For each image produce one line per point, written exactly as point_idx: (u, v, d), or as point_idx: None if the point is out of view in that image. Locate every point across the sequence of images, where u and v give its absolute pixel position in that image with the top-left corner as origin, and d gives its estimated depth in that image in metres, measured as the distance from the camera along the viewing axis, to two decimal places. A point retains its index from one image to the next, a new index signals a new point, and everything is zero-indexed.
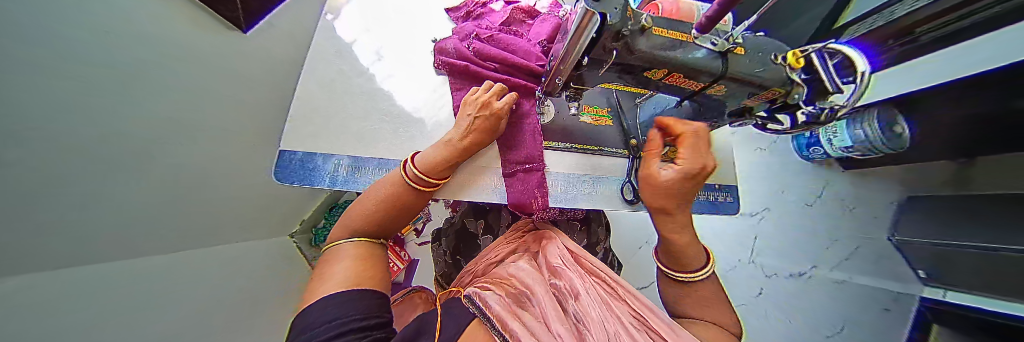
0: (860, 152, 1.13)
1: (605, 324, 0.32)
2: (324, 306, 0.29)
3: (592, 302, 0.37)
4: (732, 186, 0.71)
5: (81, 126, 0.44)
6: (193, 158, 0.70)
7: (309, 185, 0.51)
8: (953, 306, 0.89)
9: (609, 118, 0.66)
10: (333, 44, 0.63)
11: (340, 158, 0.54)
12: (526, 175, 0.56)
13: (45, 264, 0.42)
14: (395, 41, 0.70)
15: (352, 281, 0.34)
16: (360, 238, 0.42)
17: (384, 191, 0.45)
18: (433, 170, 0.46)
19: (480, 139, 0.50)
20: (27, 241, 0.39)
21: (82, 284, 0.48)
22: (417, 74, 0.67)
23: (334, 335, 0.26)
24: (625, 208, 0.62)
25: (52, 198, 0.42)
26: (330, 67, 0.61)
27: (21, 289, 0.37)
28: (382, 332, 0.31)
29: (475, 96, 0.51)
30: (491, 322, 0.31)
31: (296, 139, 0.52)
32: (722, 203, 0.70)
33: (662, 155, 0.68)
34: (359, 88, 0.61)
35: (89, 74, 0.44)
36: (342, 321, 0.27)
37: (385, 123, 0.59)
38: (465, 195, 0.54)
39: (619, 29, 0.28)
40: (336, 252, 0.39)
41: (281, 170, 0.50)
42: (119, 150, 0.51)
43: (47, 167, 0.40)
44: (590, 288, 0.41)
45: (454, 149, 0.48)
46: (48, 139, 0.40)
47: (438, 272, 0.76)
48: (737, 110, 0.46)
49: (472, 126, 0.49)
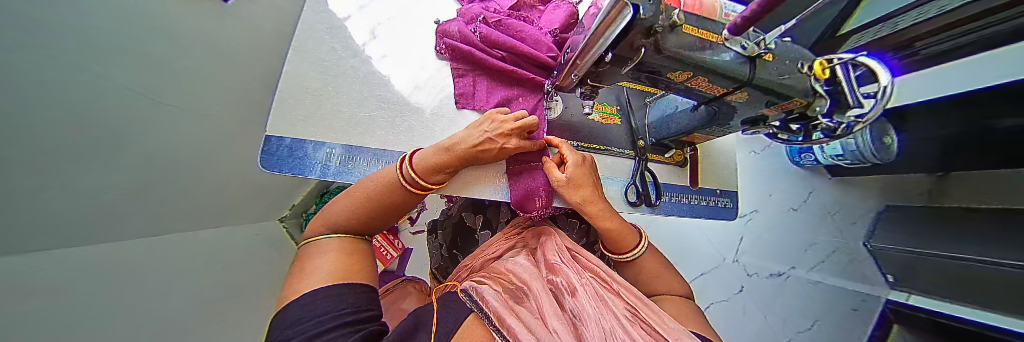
0: (855, 161, 1.15)
1: (604, 323, 0.31)
2: (313, 300, 0.28)
3: (589, 298, 0.36)
4: (732, 192, 0.72)
5: (71, 107, 0.40)
6: (179, 140, 0.64)
7: (297, 175, 0.48)
8: (909, 307, 1.04)
9: (618, 116, 0.64)
10: (326, 19, 0.58)
11: (332, 147, 0.51)
12: (529, 174, 0.56)
13: (40, 252, 0.40)
14: (393, 21, 0.65)
15: (338, 275, 0.32)
16: (342, 233, 0.40)
17: (377, 189, 0.43)
18: (429, 175, 0.44)
19: (488, 156, 0.48)
20: (25, 231, 0.37)
21: (80, 266, 0.46)
22: (417, 58, 0.63)
23: (323, 330, 0.24)
24: (629, 209, 0.61)
25: (39, 179, 0.39)
26: (321, 46, 0.56)
27: (26, 272, 0.36)
28: (374, 326, 0.30)
29: (499, 117, 0.48)
30: (489, 318, 0.30)
31: (283, 123, 0.49)
32: (721, 208, 0.71)
33: (667, 158, 0.67)
34: (353, 71, 0.56)
35: (83, 44, 0.40)
36: (332, 316, 0.26)
37: (381, 111, 0.56)
38: (470, 192, 0.54)
39: (652, 25, 0.26)
40: (317, 246, 0.37)
41: (267, 157, 0.46)
42: (96, 134, 0.46)
43: (40, 151, 0.37)
44: (588, 284, 0.40)
45: (456, 156, 0.45)
46: (37, 116, 0.36)
47: (435, 264, 0.75)
48: (753, 118, 0.46)
49: (483, 144, 0.46)
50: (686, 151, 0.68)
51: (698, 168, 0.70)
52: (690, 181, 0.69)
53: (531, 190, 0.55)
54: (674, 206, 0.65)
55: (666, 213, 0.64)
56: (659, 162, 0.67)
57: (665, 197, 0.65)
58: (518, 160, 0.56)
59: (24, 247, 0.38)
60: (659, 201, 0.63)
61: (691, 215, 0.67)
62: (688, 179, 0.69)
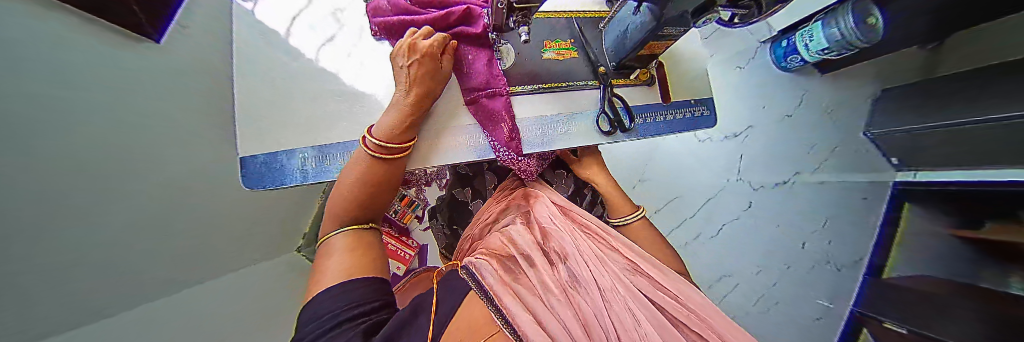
0: (845, 52, 1.16)
1: (598, 281, 0.35)
2: (319, 303, 0.31)
3: (583, 260, 0.39)
4: (708, 99, 0.70)
5: (125, 168, 0.45)
6: (209, 194, 0.70)
7: (281, 185, 0.49)
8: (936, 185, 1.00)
9: (573, 50, 0.63)
10: (257, 28, 0.56)
11: (305, 151, 0.51)
12: (488, 100, 0.54)
13: (126, 292, 0.45)
14: (325, 12, 0.61)
15: (347, 272, 0.36)
16: (350, 227, 0.43)
17: (355, 173, 0.45)
18: (389, 137, 0.45)
19: (424, 89, 0.47)
20: (110, 274, 0.42)
21: (164, 314, 0.51)
22: (361, 44, 0.61)
23: (331, 327, 0.28)
24: (603, 140, 0.62)
25: (127, 236, 0.45)
26: (261, 55, 0.54)
27: (111, 323, 0.41)
28: (383, 314, 0.33)
29: (405, 40, 0.47)
30: (485, 292, 0.31)
31: (253, 141, 0.49)
32: (699, 117, 0.69)
33: (634, 80, 0.65)
34: (302, 72, 0.56)
35: (126, 112, 0.46)
36: (338, 312, 0.30)
37: (343, 104, 0.56)
38: (435, 160, 0.54)
39: None
40: (329, 246, 0.41)
41: (248, 176, 0.48)
42: (154, 193, 0.52)
43: (123, 216, 0.45)
44: (582, 245, 0.43)
45: (403, 109, 0.46)
46: (100, 187, 0.40)
47: (443, 245, 0.77)
48: (701, 6, 0.39)
49: (409, 76, 0.46)
50: (651, 67, 0.64)
51: (668, 84, 0.67)
52: (662, 97, 0.66)
53: (491, 112, 0.54)
54: (650, 126, 0.64)
55: (642, 135, 0.64)
56: (626, 86, 0.65)
57: (638, 119, 0.64)
58: (468, 90, 0.55)
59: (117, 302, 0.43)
60: (633, 124, 0.63)
61: (668, 131, 0.65)
62: (659, 95, 0.66)
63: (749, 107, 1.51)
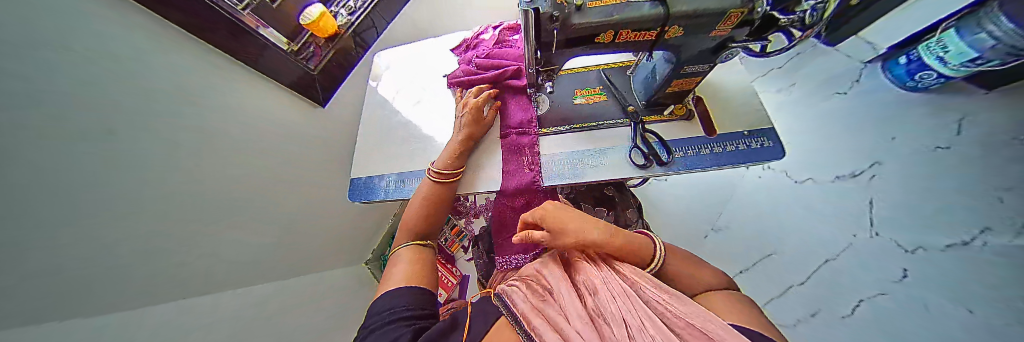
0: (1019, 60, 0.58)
1: (623, 314, 0.31)
2: (385, 299, 0.40)
3: (610, 292, 0.35)
4: (766, 129, 0.61)
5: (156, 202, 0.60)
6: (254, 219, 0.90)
7: (367, 198, 0.67)
8: None
9: (603, 94, 0.69)
10: (377, 99, 0.85)
11: (389, 176, 0.70)
12: (518, 136, 0.66)
13: (147, 300, 0.58)
14: (418, 84, 0.88)
15: (406, 280, 0.44)
16: (415, 243, 0.53)
17: (421, 195, 0.58)
18: (448, 165, 0.59)
19: (470, 128, 0.62)
20: (130, 292, 0.55)
21: (181, 326, 0.61)
22: (436, 102, 0.82)
23: (389, 321, 0.35)
24: (639, 173, 0.59)
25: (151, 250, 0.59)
26: (378, 113, 0.82)
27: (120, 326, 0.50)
28: (428, 323, 0.37)
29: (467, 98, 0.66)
30: (515, 320, 0.33)
31: (360, 169, 0.72)
32: (760, 149, 0.59)
33: (669, 115, 0.65)
34: (395, 124, 0.79)
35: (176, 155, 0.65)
36: (395, 311, 0.36)
37: (417, 144, 0.74)
38: (478, 187, 0.63)
39: (552, 14, 0.39)
40: (397, 257, 0.51)
41: (353, 190, 0.68)
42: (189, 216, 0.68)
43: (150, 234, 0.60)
44: (612, 279, 0.38)
45: (456, 144, 0.61)
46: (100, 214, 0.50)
47: (479, 272, 0.82)
48: (716, 46, 0.45)
49: (462, 121, 0.62)
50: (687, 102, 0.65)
51: (709, 116, 0.63)
52: (705, 130, 0.62)
53: (517, 147, 0.65)
54: (692, 159, 0.59)
55: (684, 169, 0.58)
56: (662, 122, 0.65)
57: (678, 153, 0.60)
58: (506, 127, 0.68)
59: (132, 303, 0.55)
60: (672, 158, 0.59)
61: (715, 165, 0.58)
62: (701, 128, 0.62)
63: (868, 141, 0.88)
